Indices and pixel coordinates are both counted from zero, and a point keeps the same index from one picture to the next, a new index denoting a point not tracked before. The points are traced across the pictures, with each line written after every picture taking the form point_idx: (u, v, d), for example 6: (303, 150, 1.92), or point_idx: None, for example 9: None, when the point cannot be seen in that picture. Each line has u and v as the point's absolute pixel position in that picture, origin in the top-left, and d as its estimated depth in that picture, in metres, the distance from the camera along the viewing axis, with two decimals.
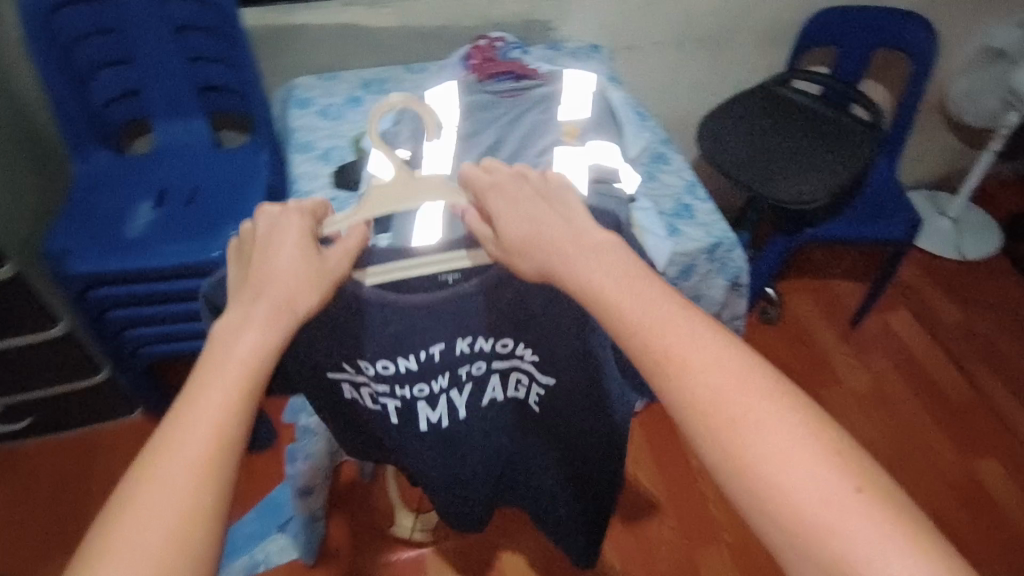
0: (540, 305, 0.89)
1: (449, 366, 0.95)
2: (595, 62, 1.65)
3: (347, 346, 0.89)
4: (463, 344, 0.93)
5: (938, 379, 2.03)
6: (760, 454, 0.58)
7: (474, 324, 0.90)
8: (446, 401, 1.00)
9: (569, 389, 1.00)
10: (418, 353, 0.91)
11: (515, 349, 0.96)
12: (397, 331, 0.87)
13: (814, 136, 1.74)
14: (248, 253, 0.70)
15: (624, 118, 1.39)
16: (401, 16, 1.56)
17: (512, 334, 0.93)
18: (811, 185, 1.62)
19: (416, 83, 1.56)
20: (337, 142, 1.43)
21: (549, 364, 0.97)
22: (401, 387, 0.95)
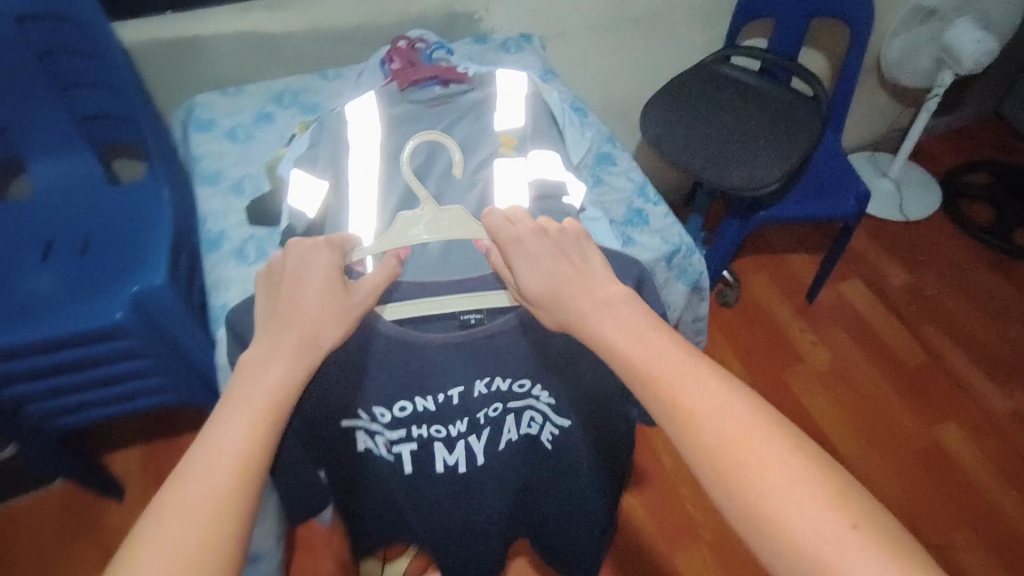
0: (558, 353, 0.90)
1: (466, 408, 0.95)
2: (526, 56, 1.54)
3: (365, 396, 0.88)
4: (482, 385, 0.92)
5: (892, 344, 2.05)
6: (760, 482, 0.61)
7: (488, 365, 0.89)
8: (463, 443, 1.01)
9: (581, 422, 0.99)
10: (436, 396, 0.91)
11: (531, 389, 0.95)
12: (417, 372, 0.87)
13: (763, 116, 1.68)
14: (277, 296, 0.75)
15: (562, 117, 1.27)
16: (308, 19, 1.39)
17: (530, 375, 0.92)
18: (765, 170, 1.56)
19: (333, 92, 1.43)
20: (248, 168, 1.27)
21: (563, 402, 0.96)
22: (417, 427, 0.95)
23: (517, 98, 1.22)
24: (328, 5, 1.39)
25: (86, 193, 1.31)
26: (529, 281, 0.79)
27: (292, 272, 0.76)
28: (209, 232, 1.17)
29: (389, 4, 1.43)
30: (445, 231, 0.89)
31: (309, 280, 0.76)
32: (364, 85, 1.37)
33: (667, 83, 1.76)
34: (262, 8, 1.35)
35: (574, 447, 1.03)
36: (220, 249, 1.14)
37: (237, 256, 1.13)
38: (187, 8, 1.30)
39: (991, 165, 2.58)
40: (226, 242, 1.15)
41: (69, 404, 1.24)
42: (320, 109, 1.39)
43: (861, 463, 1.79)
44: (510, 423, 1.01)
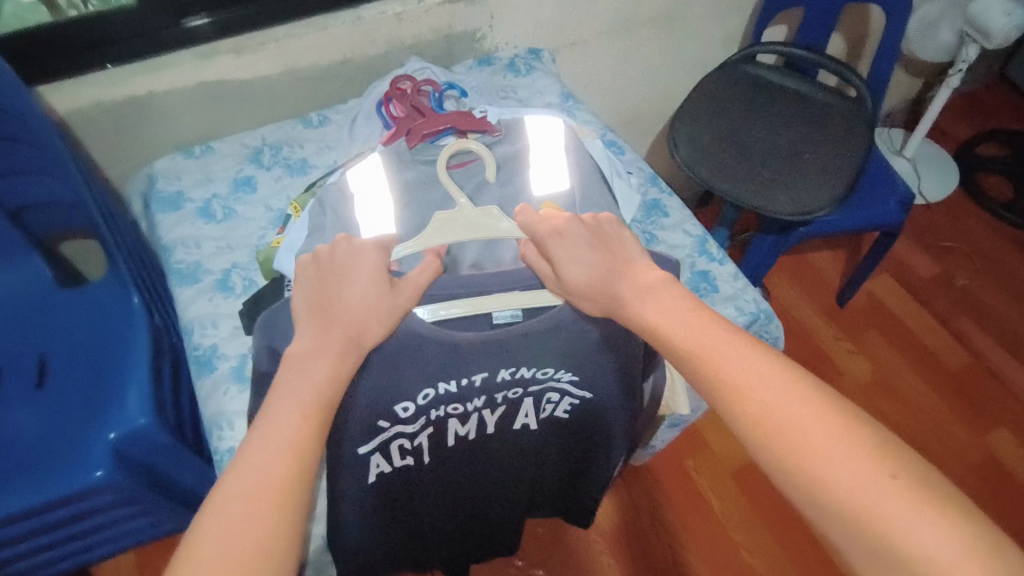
0: (590, 340, 0.80)
1: (488, 390, 0.84)
2: (540, 78, 1.34)
3: (384, 393, 0.77)
4: (506, 373, 0.81)
5: (930, 344, 1.94)
6: (812, 445, 0.58)
7: (521, 355, 0.79)
8: (478, 418, 0.90)
9: (605, 393, 0.89)
10: (457, 380, 0.80)
11: (554, 373, 0.83)
12: (441, 364, 0.76)
13: (801, 122, 1.51)
14: (329, 288, 0.73)
15: (608, 168, 1.08)
16: (283, 60, 1.15)
17: (556, 363, 0.81)
18: (819, 190, 1.38)
19: (322, 143, 1.21)
20: (234, 256, 1.05)
21: (592, 376, 0.85)
22: (435, 410, 0.84)
23: (552, 154, 1.01)
24: (306, 42, 1.15)
25: (25, 302, 1.06)
26: (571, 268, 0.77)
27: (341, 266, 0.75)
28: (198, 348, 0.95)
29: (379, 32, 1.19)
30: (478, 231, 0.84)
31: (354, 273, 0.74)
32: (361, 138, 1.16)
33: (692, 90, 1.57)
34: (227, 53, 1.10)
35: (598, 413, 0.93)
36: (215, 371, 0.93)
37: (236, 380, 0.92)
38: (127, 60, 1.05)
39: (1006, 136, 2.45)
40: (221, 360, 0.94)
41: (47, 562, 1.03)
42: (310, 168, 1.17)
43: None
44: (530, 406, 0.90)
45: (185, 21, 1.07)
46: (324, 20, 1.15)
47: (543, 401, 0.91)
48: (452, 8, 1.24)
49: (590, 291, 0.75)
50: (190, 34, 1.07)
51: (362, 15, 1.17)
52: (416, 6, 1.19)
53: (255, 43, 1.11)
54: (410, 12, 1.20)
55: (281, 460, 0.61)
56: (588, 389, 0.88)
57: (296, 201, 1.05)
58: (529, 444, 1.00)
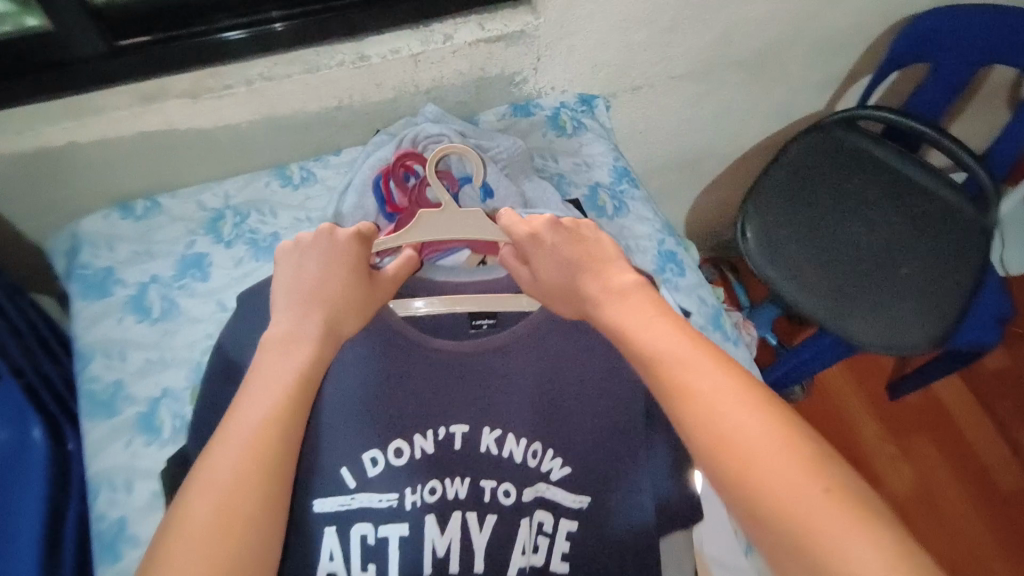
0: (570, 397, 0.80)
1: (469, 463, 0.80)
2: (589, 142, 1.04)
3: (361, 432, 0.78)
4: (491, 438, 0.80)
5: (984, 456, 1.70)
6: (750, 455, 0.54)
7: (500, 403, 0.80)
8: (462, 518, 0.78)
9: (608, 500, 0.78)
10: (433, 433, 0.80)
11: (543, 459, 0.79)
12: (421, 391, 0.80)
13: (902, 221, 1.21)
14: (307, 263, 0.71)
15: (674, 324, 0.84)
16: (255, 107, 0.86)
17: (536, 431, 0.80)
18: (916, 321, 1.11)
19: (300, 213, 0.94)
20: (169, 376, 0.82)
21: (587, 474, 0.78)
22: (412, 488, 0.78)
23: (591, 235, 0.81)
24: (288, 85, 0.85)
25: None
26: (546, 278, 0.74)
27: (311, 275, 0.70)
28: (102, 520, 0.74)
29: (387, 74, 0.89)
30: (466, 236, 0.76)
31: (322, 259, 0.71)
32: (349, 224, 0.89)
33: (772, 161, 1.27)
34: (180, 98, 0.82)
35: (602, 534, 0.78)
36: (120, 563, 0.71)
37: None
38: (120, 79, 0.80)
39: None
40: (128, 545, 0.72)
41: None
42: None
43: None
44: (524, 528, 0.78)
45: (214, 30, 0.80)
46: (314, 57, 0.85)
47: (538, 533, 0.79)
48: (488, 49, 0.93)
49: (562, 295, 0.75)
50: (224, 49, 0.81)
51: (366, 54, 0.86)
52: (439, 47, 0.89)
53: (219, 86, 0.83)
54: (432, 53, 0.89)
55: (252, 438, 0.59)
56: (582, 492, 0.78)
57: None
58: None
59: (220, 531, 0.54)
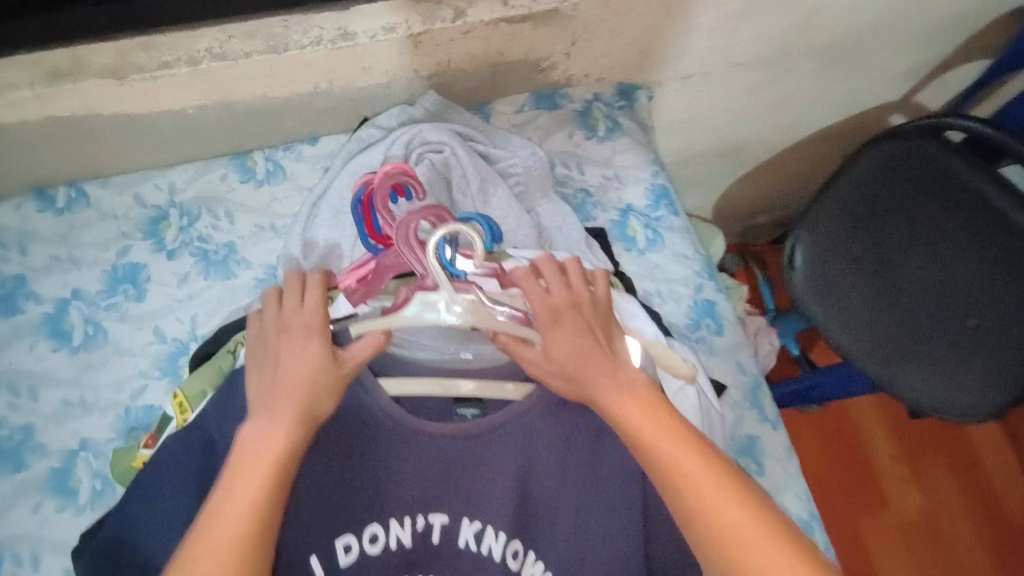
0: (574, 488, 0.64)
1: (446, 558, 0.64)
2: (623, 150, 0.85)
3: (332, 517, 0.62)
4: (471, 532, 0.64)
5: (1006, 493, 1.55)
6: None
7: (489, 491, 0.64)
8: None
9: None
10: (413, 520, 0.63)
11: (527, 560, 0.64)
12: (400, 471, 0.64)
13: (989, 258, 0.95)
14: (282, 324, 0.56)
15: (704, 412, 0.70)
16: (204, 91, 0.68)
17: (523, 527, 0.64)
18: (973, 388, 0.96)
19: (261, 218, 0.77)
20: (88, 425, 0.68)
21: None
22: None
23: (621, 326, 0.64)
24: (245, 66, 0.67)
25: None
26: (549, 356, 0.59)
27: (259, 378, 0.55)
28: None
29: (376, 56, 0.70)
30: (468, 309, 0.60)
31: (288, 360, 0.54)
32: (321, 248, 0.71)
33: (834, 176, 1.08)
34: (103, 77, 0.64)
35: None
36: None
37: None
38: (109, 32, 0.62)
39: None
40: None
41: None
42: (236, 268, 0.75)
43: None
44: None
45: None
46: (283, 31, 0.66)
47: None
48: (509, 31, 0.73)
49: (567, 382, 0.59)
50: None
51: (350, 31, 0.67)
52: (446, 26, 0.69)
53: (155, 63, 0.65)
54: (437, 33, 0.70)
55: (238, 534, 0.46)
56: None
57: (181, 386, 0.64)
58: None
59: None
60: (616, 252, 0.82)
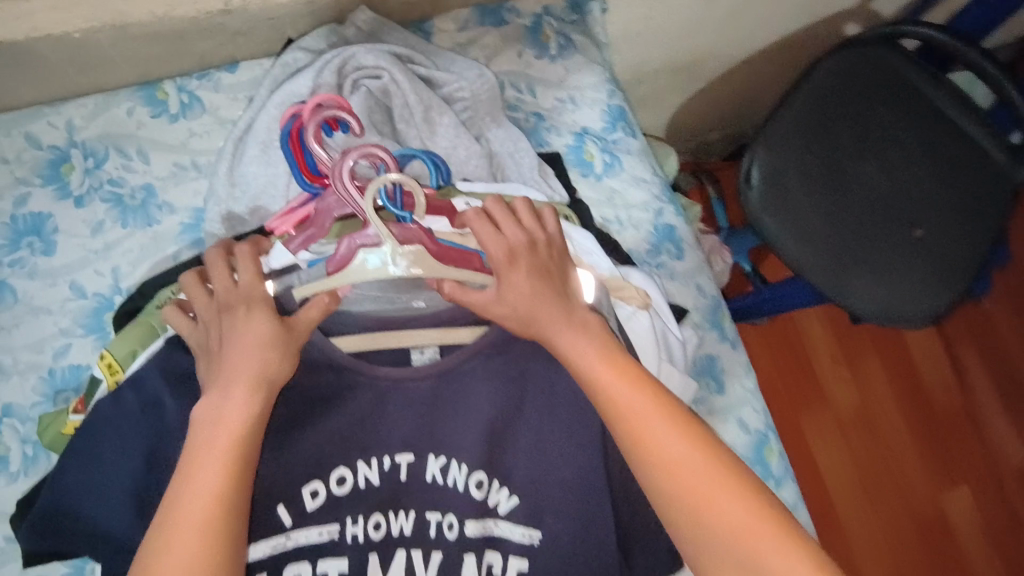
0: (539, 416, 0.63)
1: (414, 494, 0.61)
2: (576, 68, 0.79)
3: (295, 461, 0.59)
4: (437, 466, 0.62)
5: (931, 382, 1.69)
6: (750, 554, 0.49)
7: (450, 425, 0.63)
8: (407, 558, 0.60)
9: (574, 543, 0.61)
10: (378, 459, 0.61)
11: (493, 490, 0.62)
12: (361, 410, 0.61)
13: (928, 166, 1.03)
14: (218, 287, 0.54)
15: (664, 330, 0.69)
16: (91, 10, 0.58)
17: (489, 457, 0.62)
18: (920, 293, 1.00)
19: (181, 157, 0.69)
20: (9, 390, 0.62)
21: (556, 510, 0.62)
22: (352, 519, 0.59)
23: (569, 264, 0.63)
24: None
25: None
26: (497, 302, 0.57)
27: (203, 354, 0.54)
28: None
29: None
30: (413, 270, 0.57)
31: (232, 342, 0.52)
32: (252, 188, 0.65)
33: (794, 86, 1.05)
34: None
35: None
36: None
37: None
38: None
39: None
40: None
41: None
42: (157, 213, 0.68)
43: (862, 548, 1.56)
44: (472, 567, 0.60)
45: None
46: None
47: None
48: None
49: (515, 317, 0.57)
50: None
51: None
52: None
53: None
54: None
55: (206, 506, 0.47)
56: (536, 525, 0.62)
57: (109, 346, 0.59)
58: None
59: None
60: (573, 178, 0.77)
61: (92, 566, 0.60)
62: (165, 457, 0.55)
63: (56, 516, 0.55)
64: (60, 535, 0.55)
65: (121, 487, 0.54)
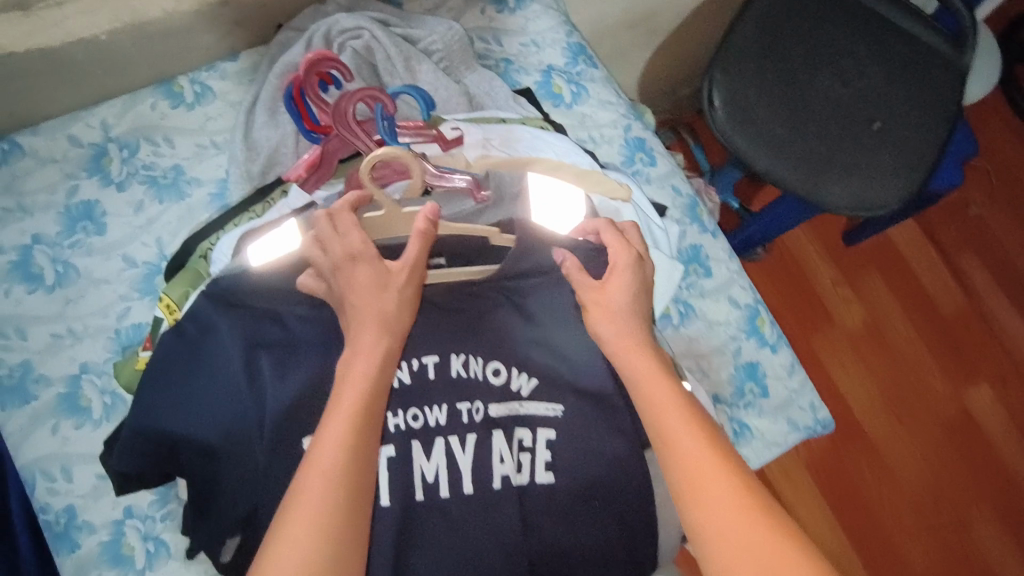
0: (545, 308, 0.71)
1: (445, 390, 0.68)
2: (534, 16, 0.89)
3: None
4: (459, 363, 0.69)
5: (932, 290, 1.74)
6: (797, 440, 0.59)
7: (466, 326, 0.70)
8: (446, 444, 0.67)
9: (590, 409, 0.69)
10: (407, 363, 0.68)
11: (512, 376, 0.70)
12: None
13: (877, 69, 1.11)
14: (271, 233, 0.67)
15: (647, 221, 0.77)
16: (112, 13, 0.69)
17: (506, 350, 0.70)
18: (890, 182, 1.06)
19: (201, 138, 0.79)
20: (83, 350, 0.72)
21: (572, 384, 0.70)
22: (392, 413, 0.67)
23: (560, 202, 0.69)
24: None
25: None
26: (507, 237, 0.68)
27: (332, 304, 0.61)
28: (46, 512, 0.68)
29: None
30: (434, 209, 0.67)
31: None
32: (266, 149, 0.75)
33: (742, 8, 1.11)
34: (7, 12, 0.65)
35: (587, 445, 0.68)
36: (78, 550, 0.67)
37: (161, 507, 0.70)
38: None
39: None
40: (84, 533, 0.68)
41: None
42: (187, 187, 0.78)
43: (895, 461, 1.60)
44: (502, 441, 0.67)
45: None
46: None
47: (519, 450, 0.68)
48: None
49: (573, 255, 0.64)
50: None
51: None
52: None
53: None
54: None
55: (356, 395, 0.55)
56: (556, 399, 0.70)
57: (163, 290, 0.68)
58: (541, 531, 0.66)
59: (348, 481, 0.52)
60: (546, 109, 0.86)
61: (175, 489, 0.70)
62: (222, 374, 0.63)
63: (141, 437, 0.63)
64: (146, 453, 0.64)
65: (192, 403, 0.63)
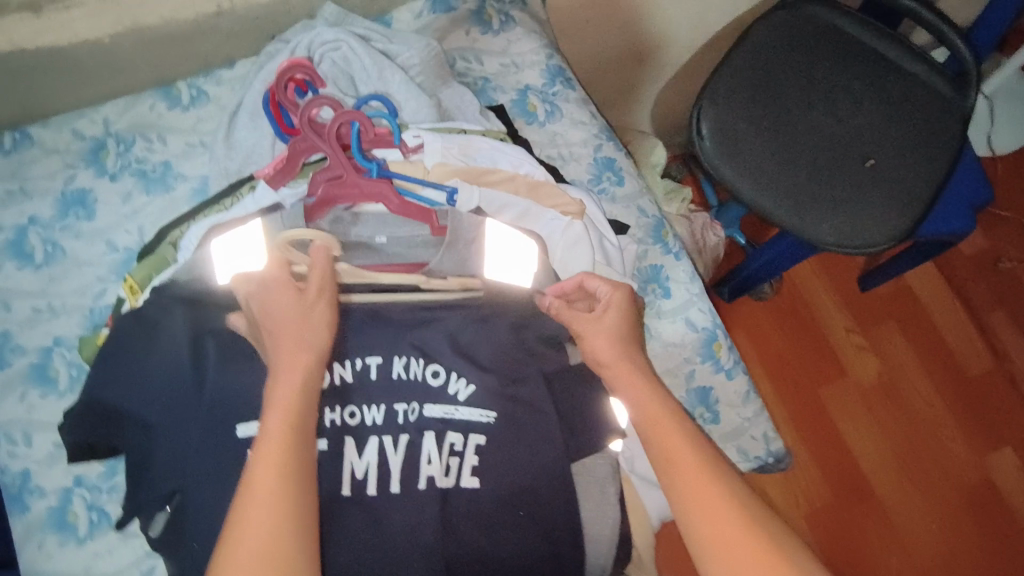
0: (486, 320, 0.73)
1: (384, 389, 0.70)
2: (518, 38, 0.94)
3: None
4: (400, 365, 0.71)
5: (952, 344, 1.66)
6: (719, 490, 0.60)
7: (408, 331, 0.72)
8: (379, 442, 0.67)
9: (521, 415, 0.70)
10: (351, 362, 0.70)
11: (448, 380, 0.71)
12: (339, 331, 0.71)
13: (874, 108, 1.09)
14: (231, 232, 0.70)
15: (608, 239, 0.83)
16: (115, 18, 0.76)
17: (447, 354, 0.71)
18: (880, 221, 1.04)
19: (192, 136, 0.85)
20: (58, 325, 0.79)
21: (505, 392, 0.71)
22: (330, 408, 0.68)
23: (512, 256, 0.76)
24: None
25: None
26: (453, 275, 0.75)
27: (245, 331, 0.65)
28: (4, 474, 0.74)
29: None
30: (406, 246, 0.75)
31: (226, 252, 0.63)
32: (244, 149, 0.80)
33: (738, 45, 1.12)
34: (20, 12, 0.72)
35: (517, 456, 0.69)
36: (27, 516, 0.73)
37: (109, 479, 0.75)
38: None
39: None
40: (35, 496, 0.73)
41: None
42: (173, 182, 0.84)
43: (904, 523, 1.51)
44: (432, 442, 0.68)
45: None
46: None
47: (449, 455, 0.68)
48: None
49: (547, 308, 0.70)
50: None
51: None
52: None
53: None
54: None
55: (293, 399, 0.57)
56: (490, 406, 0.70)
57: (130, 274, 0.74)
58: (465, 539, 0.66)
59: (286, 479, 0.53)
60: (519, 126, 0.91)
61: (122, 463, 0.75)
62: (170, 356, 0.66)
63: (90, 410, 0.67)
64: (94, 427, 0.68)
65: (140, 382, 0.67)
